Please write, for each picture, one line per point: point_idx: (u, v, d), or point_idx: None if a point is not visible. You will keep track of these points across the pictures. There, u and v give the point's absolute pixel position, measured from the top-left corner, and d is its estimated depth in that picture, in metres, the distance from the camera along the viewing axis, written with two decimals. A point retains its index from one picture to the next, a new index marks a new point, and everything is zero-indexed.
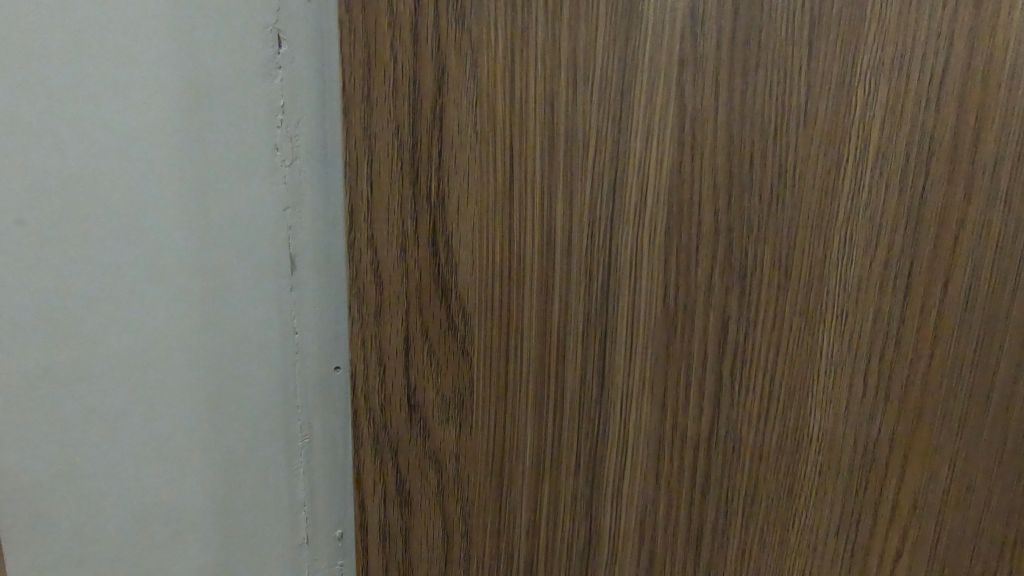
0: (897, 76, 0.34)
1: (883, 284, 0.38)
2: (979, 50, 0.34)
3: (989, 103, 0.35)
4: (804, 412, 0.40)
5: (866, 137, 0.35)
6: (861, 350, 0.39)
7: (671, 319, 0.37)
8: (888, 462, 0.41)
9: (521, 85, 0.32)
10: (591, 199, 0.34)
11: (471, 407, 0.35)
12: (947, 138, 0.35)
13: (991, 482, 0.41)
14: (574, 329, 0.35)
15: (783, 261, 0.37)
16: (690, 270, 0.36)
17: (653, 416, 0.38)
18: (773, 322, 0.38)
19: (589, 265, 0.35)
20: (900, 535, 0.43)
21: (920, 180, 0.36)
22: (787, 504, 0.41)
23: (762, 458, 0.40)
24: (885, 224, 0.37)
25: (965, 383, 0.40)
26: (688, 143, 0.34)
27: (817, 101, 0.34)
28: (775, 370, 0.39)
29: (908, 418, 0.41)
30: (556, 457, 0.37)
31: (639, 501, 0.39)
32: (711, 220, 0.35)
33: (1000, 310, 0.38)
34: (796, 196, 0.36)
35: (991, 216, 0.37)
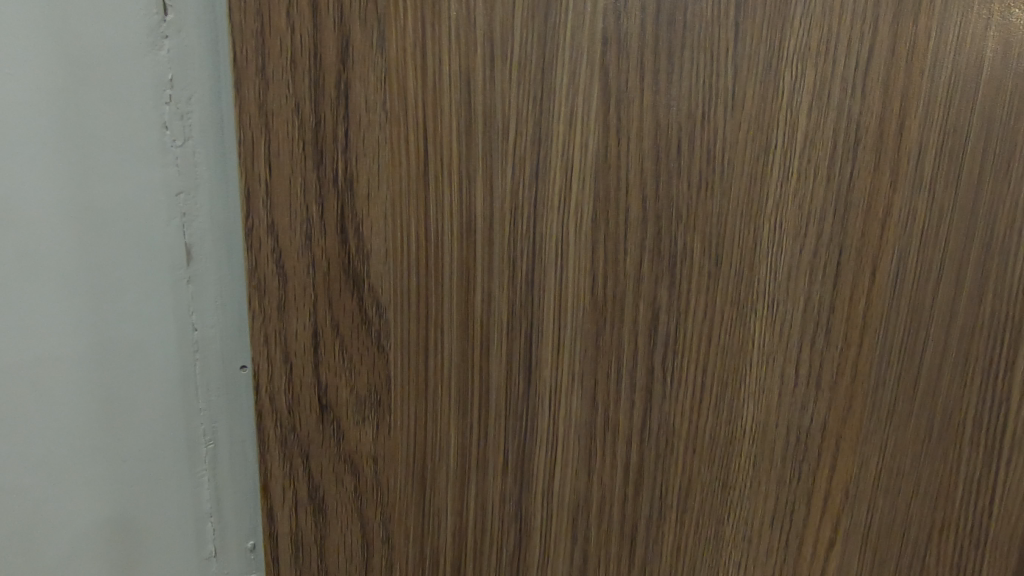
0: (823, 62, 0.35)
1: (813, 272, 0.39)
2: (901, 41, 0.36)
3: (913, 91, 0.37)
4: (737, 404, 0.39)
5: (794, 122, 0.36)
6: (792, 338, 0.39)
7: (601, 311, 0.35)
8: (820, 449, 0.42)
9: (434, 60, 0.30)
10: (514, 183, 0.32)
11: (389, 406, 0.33)
12: (874, 125, 0.37)
13: (908, 458, 0.45)
14: (498, 321, 0.34)
15: (713, 249, 0.36)
16: (619, 259, 0.35)
17: (583, 411, 0.37)
18: (704, 311, 0.37)
19: (512, 252, 0.33)
20: (831, 520, 0.44)
21: (849, 168, 0.38)
22: (722, 498, 0.41)
23: (696, 452, 0.39)
24: (816, 211, 0.38)
25: (892, 365, 0.42)
26: (613, 127, 0.33)
27: (744, 85, 0.34)
28: (707, 362, 0.38)
29: (840, 404, 0.42)
30: (482, 456, 0.35)
31: (571, 499, 0.38)
32: (639, 207, 0.34)
33: (925, 290, 0.41)
34: (725, 181, 0.36)
35: (917, 199, 0.39)
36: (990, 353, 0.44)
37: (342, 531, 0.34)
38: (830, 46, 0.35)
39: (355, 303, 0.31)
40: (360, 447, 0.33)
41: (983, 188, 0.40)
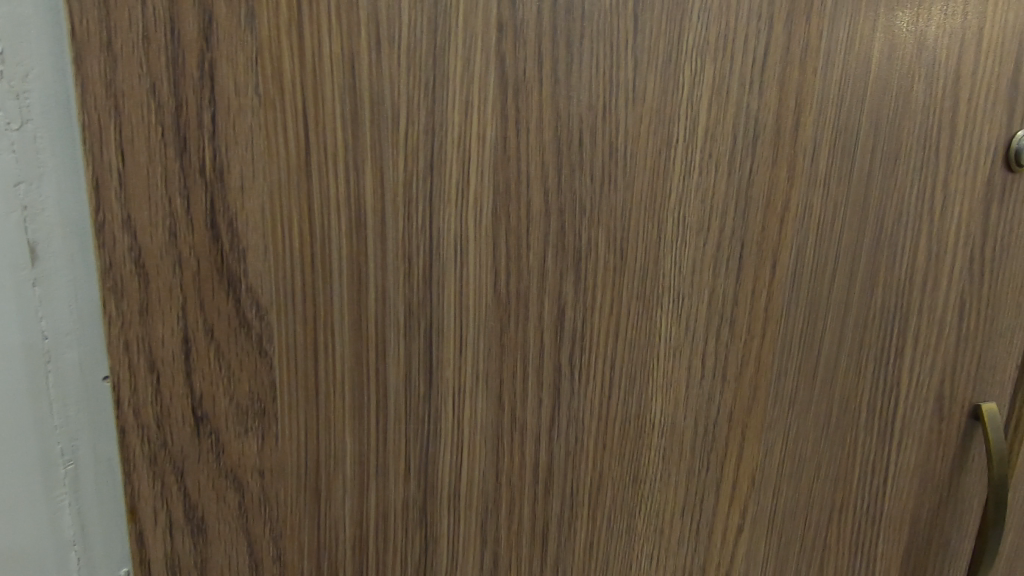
0: (721, 58, 0.36)
1: (716, 265, 0.39)
2: (795, 38, 0.37)
3: (807, 89, 0.38)
4: (645, 398, 0.39)
5: (695, 116, 0.36)
6: (698, 331, 0.40)
7: (504, 308, 0.34)
8: (728, 439, 0.43)
9: (313, 42, 0.28)
10: (407, 174, 0.30)
11: (275, 415, 0.31)
12: (771, 120, 0.38)
13: (809, 444, 0.46)
14: (395, 321, 0.32)
15: (618, 244, 0.36)
16: (521, 255, 0.34)
17: (489, 412, 0.35)
18: (610, 306, 0.37)
19: (408, 249, 0.31)
20: (740, 508, 0.45)
21: (749, 163, 0.38)
22: (634, 493, 0.41)
23: (606, 447, 0.39)
24: (717, 206, 0.38)
25: (794, 355, 0.44)
26: (512, 119, 0.32)
27: (645, 78, 0.34)
28: (614, 357, 0.38)
29: (745, 395, 0.43)
30: (382, 463, 0.33)
31: (479, 503, 0.37)
32: (540, 201, 0.34)
33: (822, 282, 0.43)
34: (628, 175, 0.35)
35: (814, 194, 0.41)
36: (881, 340, 0.47)
37: (226, 552, 0.31)
38: (728, 42, 0.35)
39: (232, 305, 0.29)
40: (244, 460, 0.31)
41: (872, 184, 0.43)
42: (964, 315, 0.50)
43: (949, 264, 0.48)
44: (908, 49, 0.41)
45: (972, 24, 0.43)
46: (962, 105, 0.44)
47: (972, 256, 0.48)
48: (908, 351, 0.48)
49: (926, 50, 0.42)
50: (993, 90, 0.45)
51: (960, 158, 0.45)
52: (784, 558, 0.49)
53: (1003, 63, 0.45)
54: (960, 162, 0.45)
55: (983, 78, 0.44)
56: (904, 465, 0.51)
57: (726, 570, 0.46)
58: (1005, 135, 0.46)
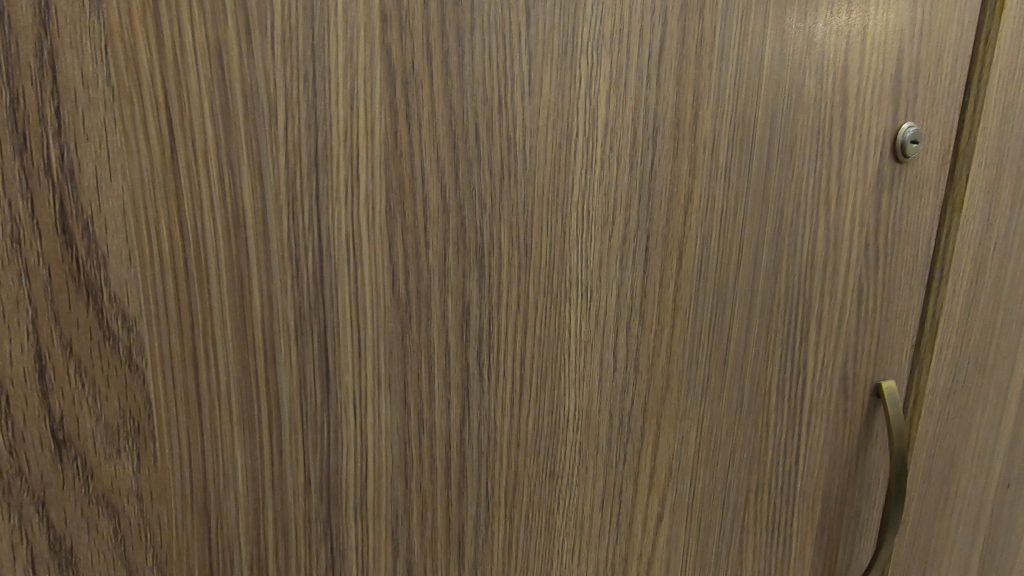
0: (617, 51, 0.36)
1: (623, 258, 0.39)
2: (689, 33, 0.38)
3: (703, 83, 0.39)
4: (557, 393, 0.39)
5: (594, 110, 0.36)
6: (609, 324, 0.40)
7: (405, 309, 0.33)
8: (644, 430, 0.44)
9: (173, 30, 0.26)
10: (289, 172, 0.29)
11: (152, 433, 0.29)
12: (669, 114, 0.39)
13: (723, 430, 0.48)
14: (284, 327, 0.30)
15: (522, 239, 0.36)
16: (420, 253, 0.33)
17: (394, 417, 0.34)
18: (517, 303, 0.36)
19: (294, 250, 0.30)
20: (659, 496, 0.46)
21: (651, 156, 0.39)
22: (551, 489, 0.41)
23: (520, 445, 0.39)
24: (621, 198, 0.38)
25: (704, 344, 0.45)
26: (402, 112, 0.31)
27: (540, 71, 0.34)
28: (523, 353, 0.37)
29: (658, 385, 0.43)
30: (278, 477, 0.32)
31: (388, 510, 0.35)
32: (438, 197, 0.33)
33: (728, 272, 0.44)
34: (528, 170, 0.35)
35: (715, 186, 0.42)
36: (787, 325, 0.48)
37: None
38: (623, 35, 0.36)
39: (93, 316, 0.26)
40: (118, 483, 0.28)
41: (771, 175, 0.44)
42: (862, 298, 0.52)
43: (847, 251, 0.50)
44: (798, 44, 0.43)
45: (856, 22, 0.45)
46: (851, 99, 0.46)
47: (867, 243, 0.51)
48: (813, 335, 0.50)
49: (816, 46, 0.43)
50: (879, 85, 0.47)
51: (852, 150, 0.48)
52: (704, 542, 0.50)
53: (887, 59, 0.47)
54: (852, 153, 0.48)
55: (870, 73, 0.47)
56: (813, 445, 0.54)
57: (648, 559, 0.47)
58: (892, 127, 0.49)
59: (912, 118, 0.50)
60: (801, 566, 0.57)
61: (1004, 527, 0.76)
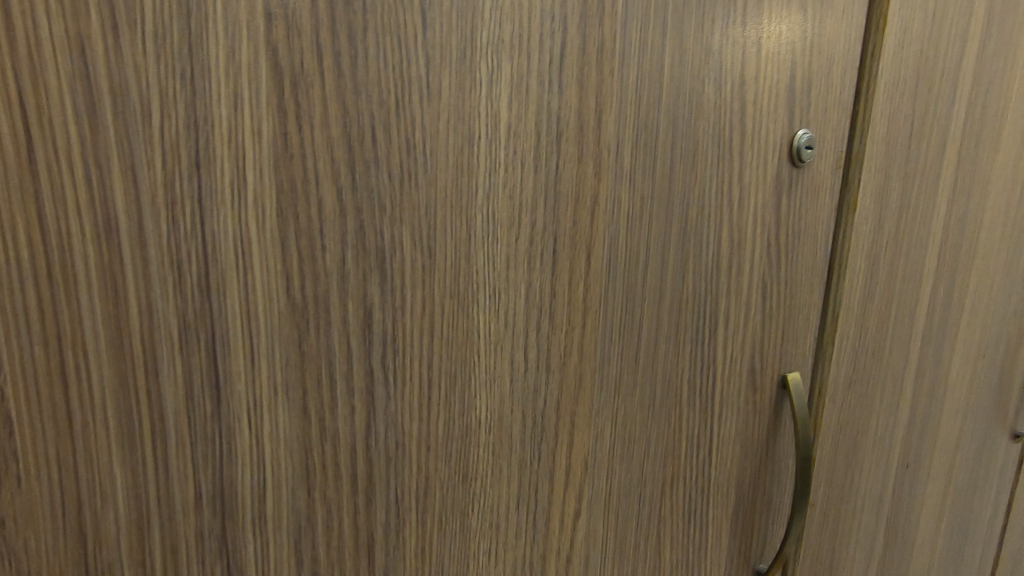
0: (517, 56, 0.36)
1: (531, 260, 0.40)
2: (589, 39, 0.39)
3: (605, 88, 0.40)
4: (468, 395, 0.39)
5: (495, 113, 0.36)
6: (518, 324, 0.40)
7: (301, 315, 0.32)
8: (558, 428, 0.44)
9: (27, 23, 0.24)
10: (166, 174, 0.28)
11: (15, 453, 0.27)
12: (573, 118, 0.39)
13: (637, 424, 0.49)
14: (166, 336, 0.29)
15: (425, 242, 0.36)
16: (316, 257, 0.32)
17: (293, 425, 0.33)
18: (422, 306, 0.36)
19: (175, 255, 0.28)
20: (575, 493, 0.47)
21: (555, 159, 0.39)
22: (464, 491, 0.41)
23: (430, 448, 0.39)
24: (527, 201, 0.39)
25: (615, 343, 0.46)
26: (291, 113, 0.30)
27: (439, 74, 0.34)
28: (431, 356, 0.37)
29: (571, 384, 0.44)
30: (165, 493, 0.30)
31: (291, 521, 0.34)
32: (334, 201, 0.32)
33: (636, 272, 0.45)
34: (430, 172, 0.35)
35: (621, 188, 0.43)
36: (695, 322, 0.51)
37: None
38: (522, 40, 0.36)
39: None
40: None
41: (675, 178, 0.46)
42: (766, 295, 0.55)
43: (750, 251, 0.53)
44: (697, 54, 0.45)
45: (751, 34, 0.47)
46: (749, 107, 0.49)
47: (769, 243, 0.54)
48: (720, 331, 0.53)
49: (714, 55, 0.46)
50: (775, 93, 0.50)
51: (751, 154, 0.50)
52: (623, 536, 0.51)
53: (781, 69, 0.50)
54: (752, 158, 0.50)
55: (766, 82, 0.49)
56: (724, 436, 0.56)
57: (566, 555, 0.48)
58: (788, 134, 0.52)
59: (807, 125, 0.53)
60: (718, 553, 0.59)
61: (904, 505, 0.82)
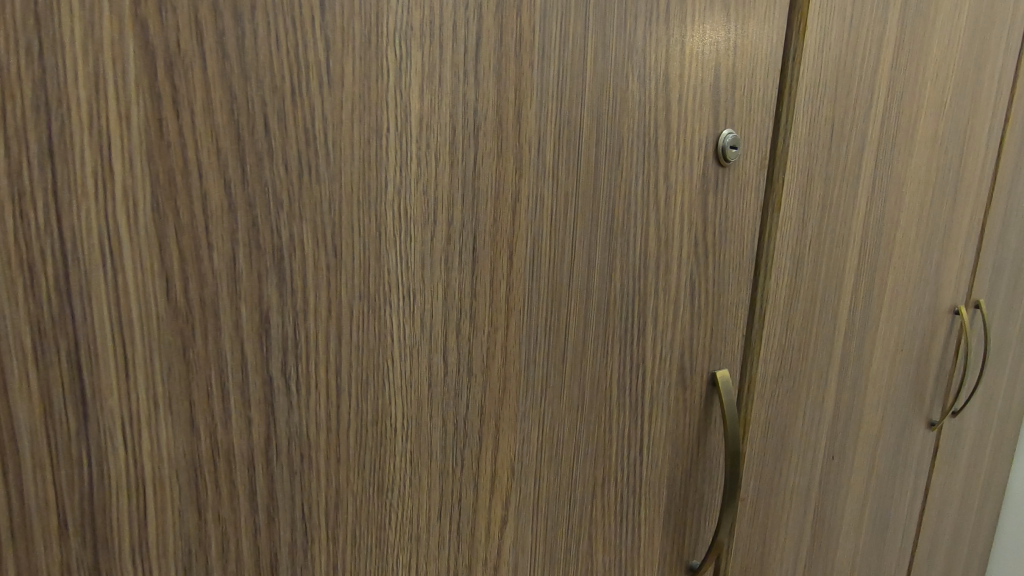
0: (428, 45, 0.35)
1: (448, 260, 0.38)
2: (507, 30, 0.38)
3: (525, 82, 0.39)
4: (382, 402, 0.37)
5: (406, 104, 0.34)
6: (436, 327, 0.39)
7: (184, 320, 0.29)
8: (482, 433, 0.43)
9: None
10: (12, 163, 0.24)
11: None
12: (491, 112, 0.38)
13: (565, 426, 0.48)
14: (17, 346, 0.26)
15: (329, 241, 0.33)
16: (201, 256, 0.29)
17: (179, 442, 0.30)
18: (327, 309, 0.34)
19: (25, 255, 0.25)
20: (502, 500, 0.45)
21: (473, 154, 0.38)
22: (380, 503, 0.39)
23: (340, 460, 0.36)
24: (443, 197, 0.37)
25: (540, 344, 0.45)
26: (167, 98, 0.27)
27: (341, 60, 0.32)
28: (339, 362, 0.35)
29: (495, 387, 0.43)
30: (21, 521, 0.27)
31: (178, 546, 0.31)
32: (221, 195, 0.29)
33: (561, 272, 0.45)
34: (333, 166, 0.33)
35: (544, 186, 0.42)
36: (623, 322, 0.50)
37: None
38: (434, 28, 0.35)
39: None
40: None
41: (600, 176, 0.45)
42: (694, 294, 0.56)
43: (678, 250, 0.53)
44: (621, 50, 0.44)
45: (676, 32, 0.47)
46: (674, 105, 0.49)
47: (696, 242, 0.54)
48: (649, 330, 0.52)
49: (638, 53, 0.45)
50: (699, 93, 0.50)
51: (677, 153, 0.50)
52: (553, 540, 0.50)
53: (706, 69, 0.50)
54: (678, 157, 0.50)
55: (690, 81, 0.49)
56: (655, 436, 0.56)
57: (494, 563, 0.46)
58: (713, 134, 0.53)
59: (731, 125, 0.54)
60: (651, 552, 0.60)
61: (830, 495, 0.85)
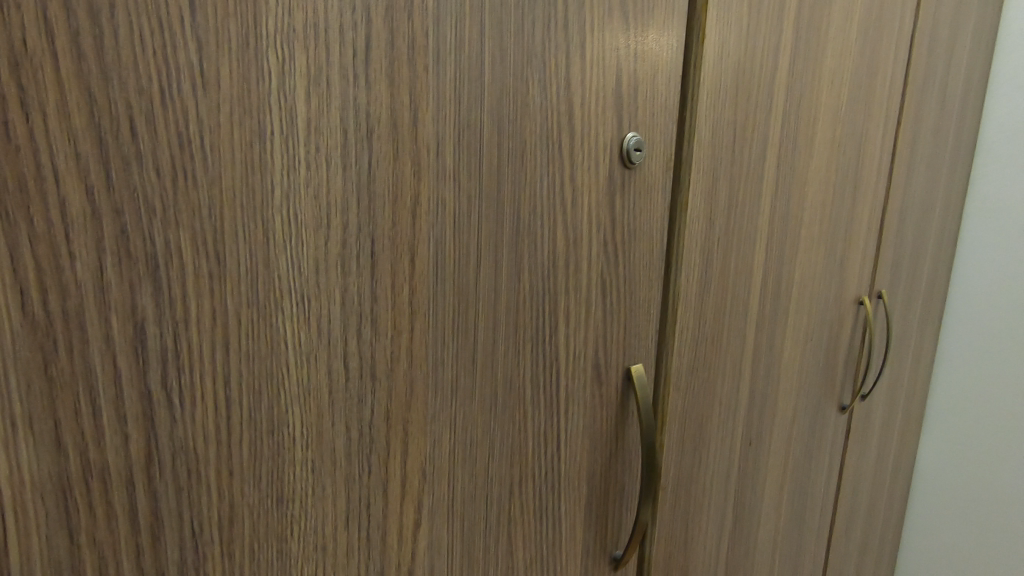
0: (313, 47, 0.34)
1: (345, 264, 0.38)
2: (398, 33, 0.38)
3: (420, 85, 0.39)
4: (277, 412, 0.36)
5: (291, 107, 0.34)
6: (334, 333, 0.38)
7: (44, 333, 0.28)
8: (390, 438, 0.43)
9: None
10: None
11: None
12: (385, 115, 0.38)
13: (479, 425, 0.49)
14: None
15: (211, 247, 0.32)
16: (62, 267, 0.28)
17: (43, 460, 0.29)
18: (211, 318, 0.33)
19: None
20: (414, 503, 0.45)
21: (367, 157, 0.38)
22: (280, 514, 0.38)
23: (232, 473, 0.35)
24: (336, 201, 0.37)
25: (448, 345, 0.45)
26: (14, 99, 0.26)
27: (216, 61, 0.31)
28: (227, 373, 0.34)
29: (401, 391, 0.43)
30: None
31: (48, 569, 0.30)
32: (83, 202, 0.28)
33: (466, 273, 0.45)
34: (212, 169, 0.32)
35: (445, 189, 0.42)
36: (534, 320, 0.51)
37: None
38: (318, 30, 0.34)
39: None
40: None
41: (503, 178, 0.46)
42: (606, 291, 0.57)
43: (587, 249, 0.54)
44: (519, 54, 0.45)
45: (575, 37, 0.49)
46: (576, 109, 0.50)
47: (605, 241, 0.56)
48: (561, 329, 0.54)
49: (537, 57, 0.46)
50: (601, 97, 0.52)
51: (581, 155, 0.52)
52: (470, 540, 0.51)
53: (607, 74, 0.52)
54: (583, 158, 0.52)
55: (592, 85, 0.51)
56: (572, 432, 0.57)
57: (408, 568, 0.46)
58: (617, 137, 0.54)
59: (635, 128, 0.56)
60: (573, 545, 0.61)
61: (749, 479, 0.90)
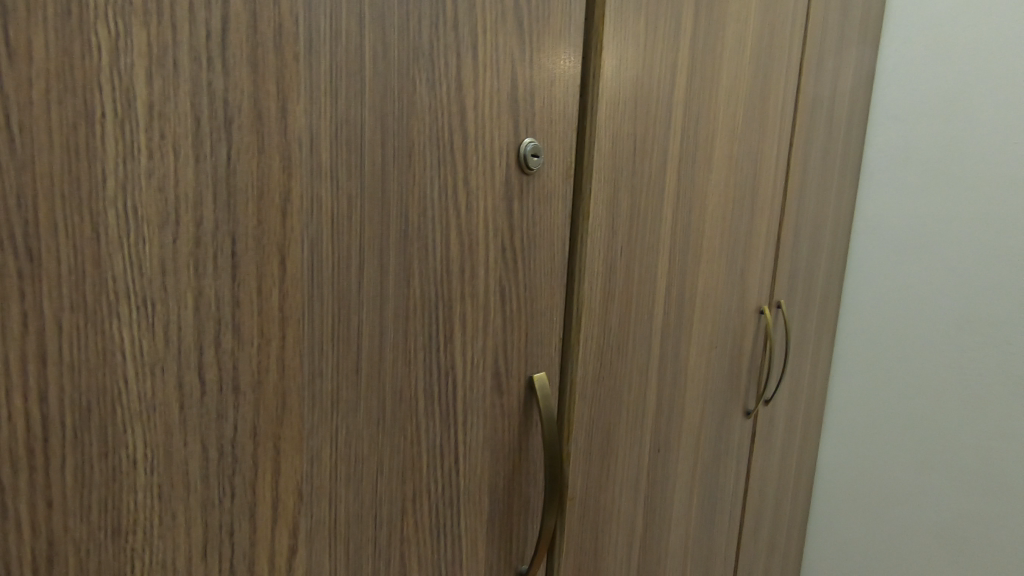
0: (156, 23, 0.31)
1: (198, 265, 0.34)
2: (262, 18, 0.35)
3: (289, 75, 0.37)
4: (112, 432, 0.32)
5: (128, 88, 0.30)
6: (186, 342, 0.34)
7: None
8: (257, 457, 0.39)
9: None
10: None
11: None
12: (247, 104, 0.35)
13: (365, 441, 0.46)
14: None
15: (21, 243, 0.28)
16: None
17: None
18: (23, 324, 0.29)
19: None
20: (288, 527, 0.42)
21: (224, 148, 0.34)
22: (117, 547, 0.33)
23: (52, 503, 0.31)
24: (186, 195, 0.33)
25: (327, 355, 0.42)
26: None
27: (28, 30, 0.27)
28: (44, 388, 0.30)
29: (270, 405, 0.39)
30: None
31: None
32: None
33: (347, 277, 0.42)
34: (22, 154, 0.28)
35: (320, 187, 0.40)
36: (426, 328, 0.49)
37: None
38: (162, 5, 0.31)
39: None
40: None
41: (388, 178, 0.44)
42: (505, 298, 0.56)
43: (483, 255, 0.53)
44: (404, 51, 0.43)
45: (465, 39, 0.48)
46: (469, 111, 0.49)
47: (503, 246, 0.55)
48: (457, 337, 0.52)
49: (424, 55, 0.45)
50: (496, 101, 0.51)
51: (475, 159, 0.50)
52: (356, 564, 0.47)
53: (501, 77, 0.51)
54: (477, 161, 0.51)
55: (485, 89, 0.50)
56: (472, 445, 0.55)
57: None
58: (514, 142, 0.54)
59: (533, 134, 0.55)
60: (475, 563, 0.59)
61: (658, 486, 0.91)
